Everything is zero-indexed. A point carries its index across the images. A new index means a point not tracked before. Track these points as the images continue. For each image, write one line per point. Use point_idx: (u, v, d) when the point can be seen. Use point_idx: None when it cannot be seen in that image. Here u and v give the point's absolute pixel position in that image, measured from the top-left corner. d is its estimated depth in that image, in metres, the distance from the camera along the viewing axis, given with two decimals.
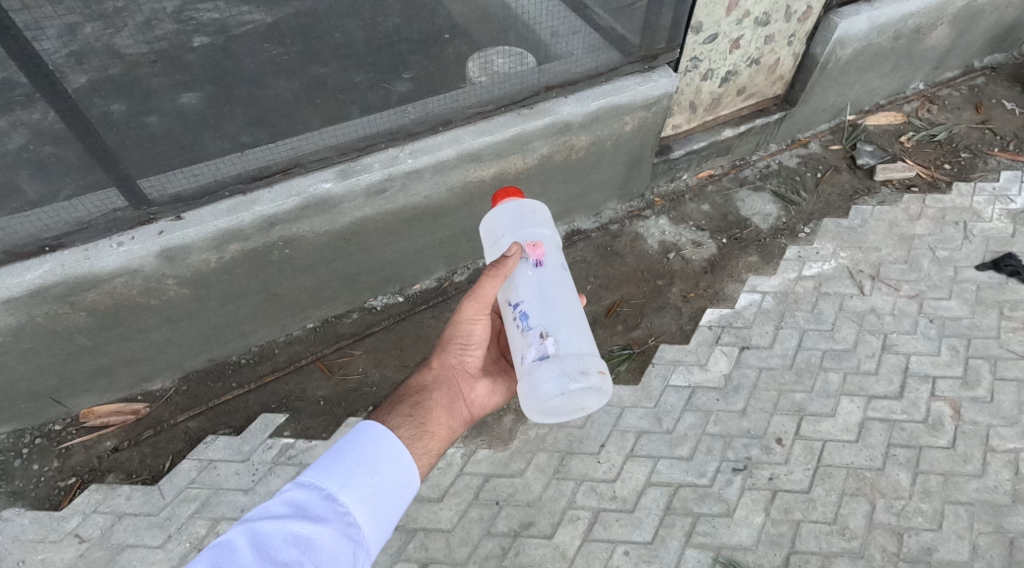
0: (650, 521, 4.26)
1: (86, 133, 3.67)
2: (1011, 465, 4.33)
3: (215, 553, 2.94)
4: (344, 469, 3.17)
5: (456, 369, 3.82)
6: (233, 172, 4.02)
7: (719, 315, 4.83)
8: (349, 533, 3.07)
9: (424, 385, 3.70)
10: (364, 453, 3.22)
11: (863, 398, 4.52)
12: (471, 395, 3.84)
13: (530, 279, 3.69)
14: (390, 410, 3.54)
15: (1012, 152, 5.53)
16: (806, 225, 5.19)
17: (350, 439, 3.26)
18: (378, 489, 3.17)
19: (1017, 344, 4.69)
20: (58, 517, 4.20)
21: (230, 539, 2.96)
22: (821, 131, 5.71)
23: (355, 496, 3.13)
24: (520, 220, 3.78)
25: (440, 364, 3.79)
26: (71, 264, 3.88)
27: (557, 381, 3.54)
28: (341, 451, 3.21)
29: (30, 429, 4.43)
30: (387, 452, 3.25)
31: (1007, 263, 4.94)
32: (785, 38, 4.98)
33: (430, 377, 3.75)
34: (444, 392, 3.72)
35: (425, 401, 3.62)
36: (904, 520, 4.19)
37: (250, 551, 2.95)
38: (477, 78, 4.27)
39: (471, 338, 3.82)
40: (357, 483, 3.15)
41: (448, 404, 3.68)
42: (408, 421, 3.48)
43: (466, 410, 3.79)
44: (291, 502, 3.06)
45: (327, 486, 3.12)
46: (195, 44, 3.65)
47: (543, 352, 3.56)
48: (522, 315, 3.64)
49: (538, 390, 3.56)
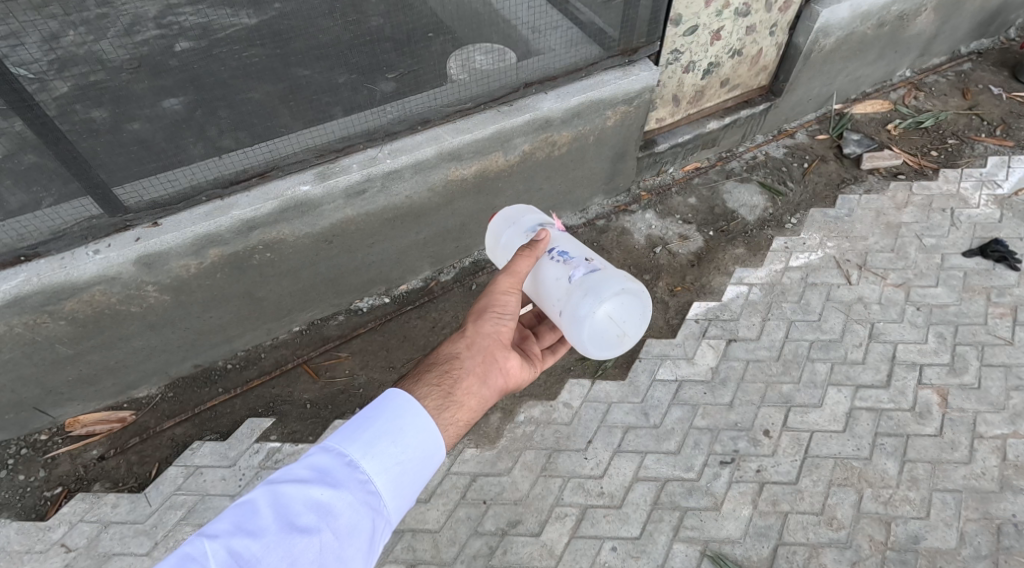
0: (638, 516, 4.18)
1: (56, 141, 3.67)
2: (999, 452, 4.36)
3: (235, 513, 2.87)
4: (369, 435, 3.06)
5: (492, 337, 3.53)
6: (209, 177, 3.99)
7: (706, 308, 4.85)
8: (370, 502, 2.98)
9: (455, 353, 3.46)
10: (390, 420, 3.10)
11: (850, 387, 4.55)
12: (506, 366, 3.55)
13: (561, 236, 3.85)
14: (416, 379, 3.35)
15: (998, 137, 5.72)
16: (793, 216, 5.27)
17: (378, 403, 3.14)
18: (403, 458, 3.06)
19: (1004, 330, 4.74)
20: (44, 527, 4.13)
21: (252, 501, 2.90)
22: (808, 121, 5.85)
23: (378, 464, 3.03)
24: (525, 210, 3.99)
25: (475, 330, 3.51)
26: (47, 273, 3.83)
27: (614, 282, 3.64)
28: (368, 416, 3.10)
29: (15, 440, 4.36)
30: (414, 421, 3.12)
31: (994, 249, 5.02)
32: (765, 29, 5.04)
33: (462, 345, 3.49)
34: (478, 361, 3.46)
35: (455, 369, 3.41)
36: (892, 509, 4.20)
37: (269, 514, 2.88)
38: (457, 76, 4.29)
39: (507, 305, 3.55)
40: (381, 451, 3.04)
41: (481, 375, 3.44)
42: (434, 392, 3.30)
43: (499, 381, 3.53)
44: (315, 467, 2.97)
45: (351, 452, 3.02)
46: (178, 48, 3.95)
47: (593, 269, 3.68)
48: (560, 254, 3.73)
49: (594, 298, 3.62)
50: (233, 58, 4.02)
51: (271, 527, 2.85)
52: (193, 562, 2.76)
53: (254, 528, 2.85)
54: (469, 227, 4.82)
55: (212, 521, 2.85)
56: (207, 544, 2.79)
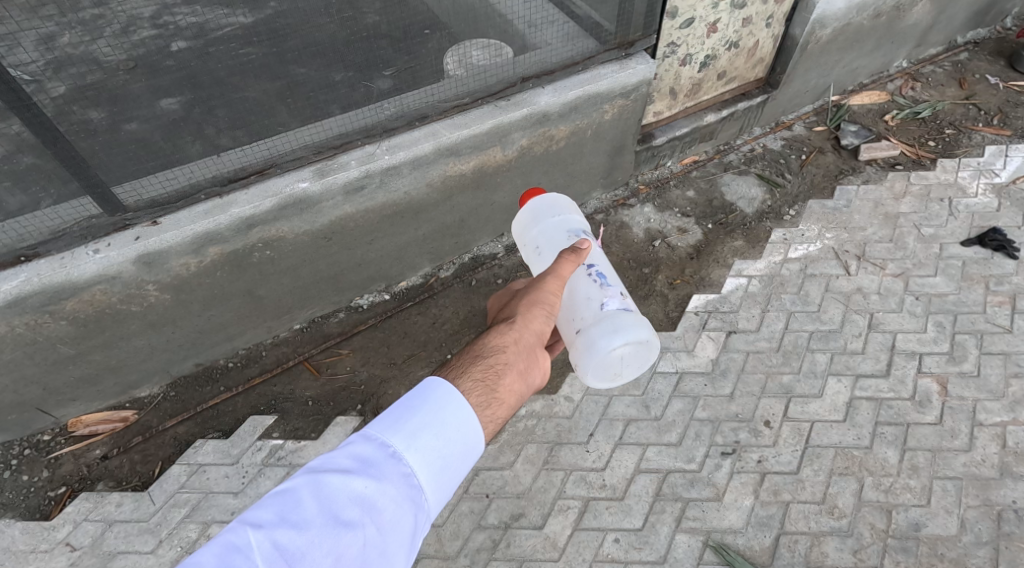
0: (640, 507, 4.20)
1: (54, 140, 3.67)
2: (998, 439, 4.37)
3: (277, 503, 2.80)
4: (412, 427, 2.97)
5: (536, 335, 3.43)
6: (207, 175, 3.99)
7: (705, 300, 4.86)
8: (412, 496, 2.91)
9: (501, 347, 3.33)
10: (433, 411, 3.01)
11: (850, 377, 4.56)
12: (545, 365, 3.45)
13: (599, 253, 3.89)
14: (459, 371, 3.21)
15: (995, 126, 5.73)
16: (791, 208, 5.29)
17: (419, 392, 3.04)
18: (445, 451, 2.98)
19: (1003, 318, 4.76)
20: (48, 526, 4.14)
21: (293, 491, 2.82)
22: (805, 113, 5.86)
23: (422, 456, 2.94)
24: (569, 208, 3.93)
25: (523, 326, 3.41)
26: (47, 272, 3.83)
27: (641, 329, 3.71)
28: (410, 405, 3.01)
29: (18, 440, 4.36)
30: (456, 414, 3.03)
31: (992, 238, 5.03)
32: (762, 21, 5.04)
33: (510, 338, 3.37)
34: (522, 358, 3.35)
35: (500, 365, 3.27)
36: (892, 497, 4.22)
37: (313, 505, 2.81)
38: (454, 71, 4.30)
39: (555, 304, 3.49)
40: (423, 443, 2.95)
41: (524, 372, 3.32)
42: (479, 387, 3.16)
43: (537, 381, 3.41)
44: (357, 457, 2.90)
45: (394, 444, 2.93)
46: (173, 48, 3.81)
47: (625, 306, 3.75)
48: (599, 276, 3.78)
49: (616, 334, 3.67)
50: (229, 56, 3.96)
51: (315, 520, 2.79)
52: (236, 552, 2.72)
53: (298, 520, 2.78)
54: (467, 223, 4.83)
55: (254, 510, 2.79)
56: (250, 534, 2.74)
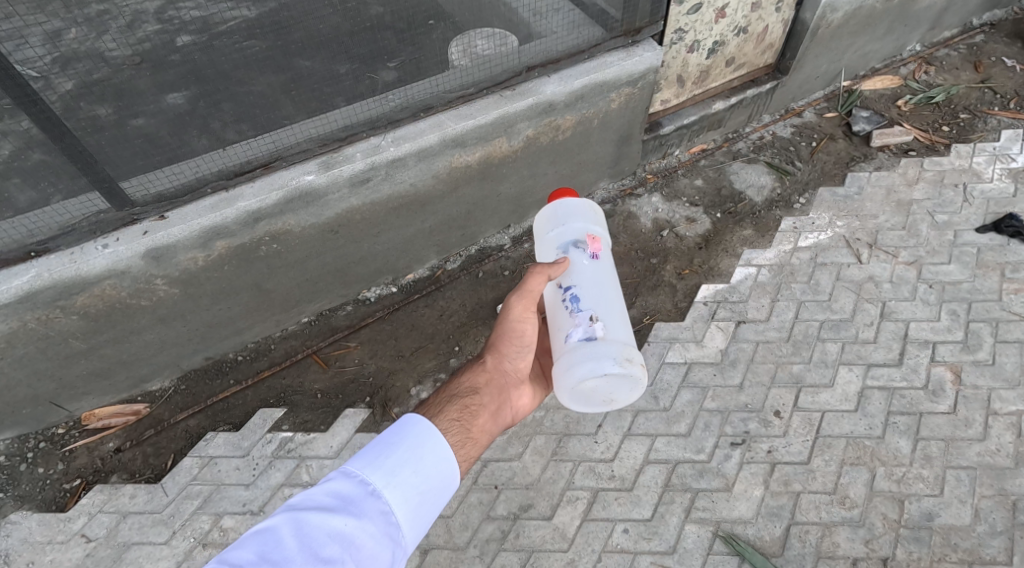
0: (648, 498, 4.19)
1: (62, 136, 3.72)
2: (1014, 428, 4.32)
3: (256, 542, 2.77)
4: (391, 463, 3.00)
5: (509, 373, 3.59)
6: (214, 169, 4.03)
7: (714, 290, 4.83)
8: (391, 533, 2.91)
9: (475, 388, 3.46)
10: (411, 447, 3.05)
11: (862, 366, 4.52)
12: (518, 401, 3.62)
13: (585, 268, 3.64)
14: (437, 410, 3.30)
15: (1012, 109, 5.63)
16: (801, 196, 5.24)
17: (398, 430, 3.09)
18: (424, 488, 3.01)
19: (1018, 305, 4.70)
20: (64, 518, 4.20)
21: (274, 529, 2.79)
22: (816, 99, 5.79)
23: (400, 492, 2.97)
24: (576, 212, 3.74)
25: (495, 365, 3.57)
26: (57, 268, 3.87)
27: (603, 363, 3.43)
28: (387, 443, 3.05)
29: (33, 433, 4.42)
30: (433, 450, 3.08)
31: (1009, 224, 4.95)
32: (772, 6, 4.97)
33: (482, 378, 3.51)
34: (495, 397, 3.48)
35: (474, 406, 3.38)
36: (905, 487, 4.18)
37: (293, 543, 2.78)
38: (458, 61, 4.30)
39: (525, 337, 3.61)
40: (401, 479, 2.99)
41: (496, 412, 3.45)
42: (456, 426, 3.25)
43: (510, 417, 3.56)
44: (336, 494, 2.90)
45: (373, 481, 2.96)
46: (178, 43, 3.82)
47: (590, 334, 3.48)
48: (571, 299, 3.56)
49: (577, 369, 3.45)
50: (233, 50, 3.92)
51: (296, 557, 2.75)
52: None
53: (279, 558, 2.74)
54: (474, 215, 4.83)
55: (234, 551, 2.74)
56: None
